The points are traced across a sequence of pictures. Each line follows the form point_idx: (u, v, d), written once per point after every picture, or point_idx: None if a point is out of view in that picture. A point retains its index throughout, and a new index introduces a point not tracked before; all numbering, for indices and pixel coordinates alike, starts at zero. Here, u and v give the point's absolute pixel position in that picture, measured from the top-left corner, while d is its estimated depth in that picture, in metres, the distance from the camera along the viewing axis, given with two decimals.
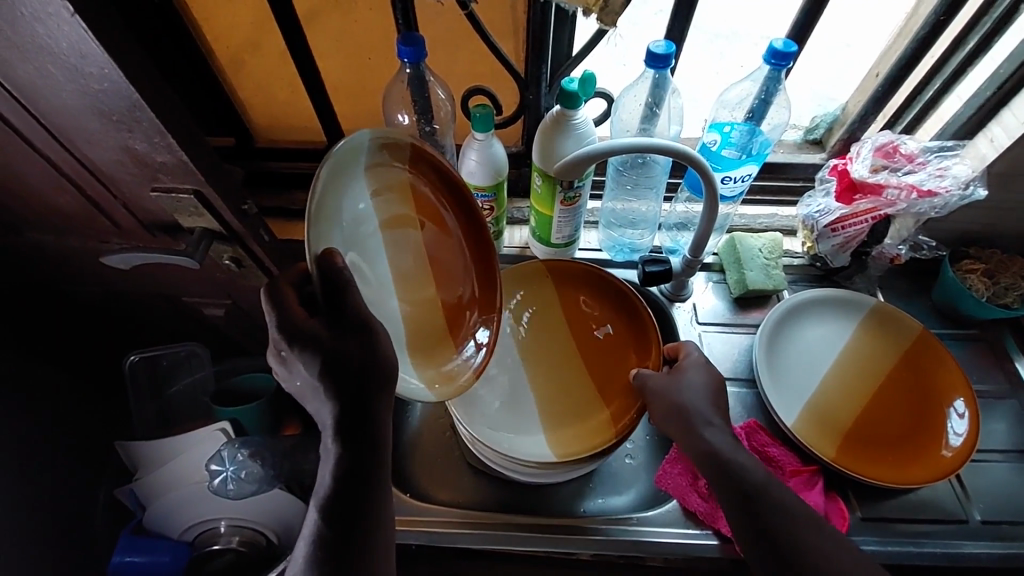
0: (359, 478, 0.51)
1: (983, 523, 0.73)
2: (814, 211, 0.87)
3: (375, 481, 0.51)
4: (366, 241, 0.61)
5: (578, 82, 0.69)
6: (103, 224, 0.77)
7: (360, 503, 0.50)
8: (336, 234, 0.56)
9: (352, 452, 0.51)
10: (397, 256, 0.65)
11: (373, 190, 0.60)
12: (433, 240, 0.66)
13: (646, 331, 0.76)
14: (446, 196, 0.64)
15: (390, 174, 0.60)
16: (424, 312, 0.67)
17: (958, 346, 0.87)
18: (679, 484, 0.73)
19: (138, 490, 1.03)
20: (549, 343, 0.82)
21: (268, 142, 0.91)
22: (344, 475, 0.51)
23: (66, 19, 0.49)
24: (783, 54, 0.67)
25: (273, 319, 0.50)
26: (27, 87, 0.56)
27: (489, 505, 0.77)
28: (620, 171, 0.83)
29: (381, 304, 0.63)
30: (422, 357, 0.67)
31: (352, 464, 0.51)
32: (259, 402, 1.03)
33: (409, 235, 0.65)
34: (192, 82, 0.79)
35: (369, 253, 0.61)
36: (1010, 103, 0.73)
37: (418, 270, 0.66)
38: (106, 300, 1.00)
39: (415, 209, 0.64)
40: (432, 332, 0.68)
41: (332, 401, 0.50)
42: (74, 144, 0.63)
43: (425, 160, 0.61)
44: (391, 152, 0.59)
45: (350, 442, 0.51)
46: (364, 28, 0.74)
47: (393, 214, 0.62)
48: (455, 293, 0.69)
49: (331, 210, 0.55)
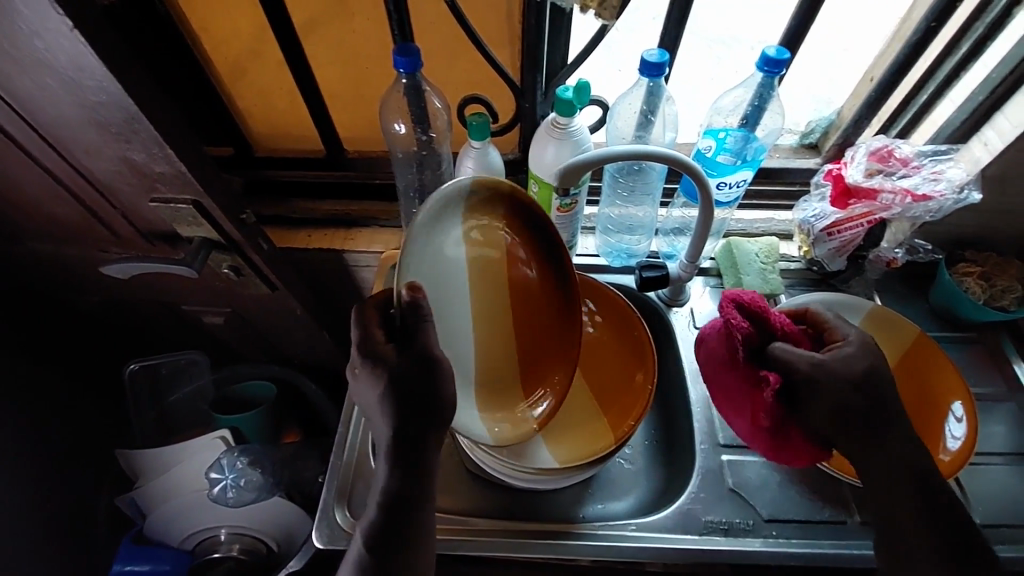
0: (398, 502, 0.51)
1: (983, 526, 0.73)
2: (810, 215, 0.88)
3: (410, 499, 0.52)
4: (453, 275, 0.63)
5: (573, 90, 0.69)
6: (102, 234, 0.78)
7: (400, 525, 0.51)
8: (425, 264, 0.60)
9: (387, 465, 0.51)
10: (482, 297, 0.65)
11: (466, 227, 0.62)
12: (521, 285, 0.66)
13: (641, 345, 0.77)
14: (539, 242, 0.64)
15: (485, 214, 0.63)
16: (504, 357, 0.68)
17: (956, 349, 0.87)
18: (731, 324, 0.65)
19: (139, 499, 1.03)
20: (608, 375, 0.79)
21: (268, 151, 0.92)
22: (389, 500, 0.51)
23: (66, 34, 0.49)
24: (776, 62, 0.67)
25: (354, 334, 0.53)
26: (27, 101, 0.57)
27: (491, 513, 0.76)
28: (616, 177, 0.84)
29: (458, 341, 0.65)
30: (489, 398, 0.68)
31: (396, 491, 0.51)
32: (260, 410, 1.06)
33: (495, 276, 0.65)
34: (190, 92, 0.80)
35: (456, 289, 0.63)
36: (1003, 107, 0.74)
37: (498, 312, 0.66)
38: (105, 308, 1.00)
39: (506, 252, 0.65)
40: (504, 375, 0.68)
41: (388, 424, 0.51)
42: (73, 155, 0.64)
43: (519, 200, 0.62)
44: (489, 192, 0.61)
45: (398, 461, 0.52)
46: (362, 38, 0.75)
47: (484, 253, 0.64)
48: (539, 339, 0.69)
49: (426, 242, 0.59)
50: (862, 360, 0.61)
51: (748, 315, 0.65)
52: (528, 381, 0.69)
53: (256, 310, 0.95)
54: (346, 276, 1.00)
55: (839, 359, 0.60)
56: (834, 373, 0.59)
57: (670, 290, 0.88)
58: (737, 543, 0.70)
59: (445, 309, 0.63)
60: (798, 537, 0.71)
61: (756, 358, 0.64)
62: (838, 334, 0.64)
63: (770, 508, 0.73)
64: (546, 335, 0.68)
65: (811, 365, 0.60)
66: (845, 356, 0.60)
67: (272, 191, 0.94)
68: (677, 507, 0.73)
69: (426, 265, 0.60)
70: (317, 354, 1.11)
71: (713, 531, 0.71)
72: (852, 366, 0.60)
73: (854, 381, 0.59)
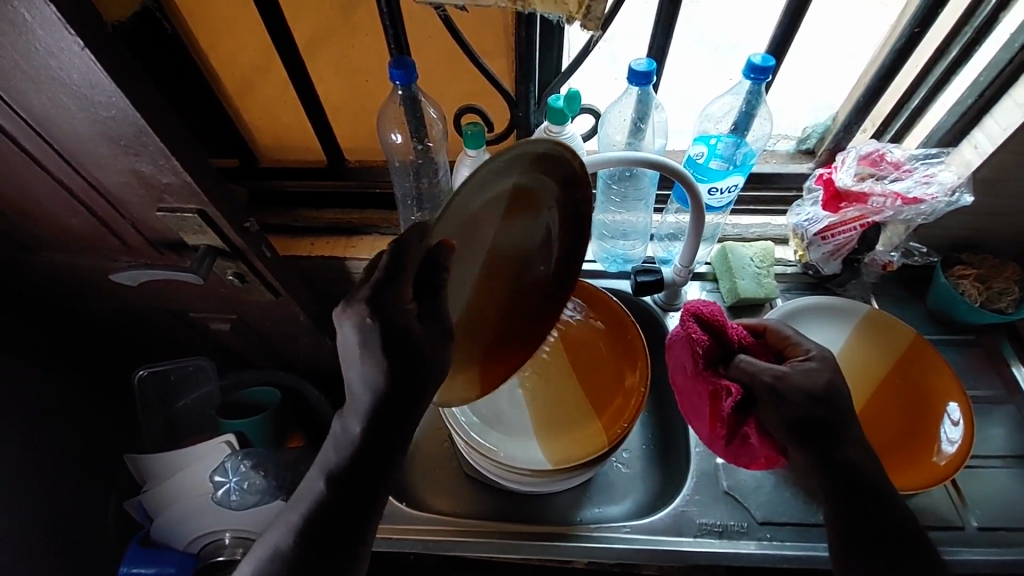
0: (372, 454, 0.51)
1: (980, 529, 0.72)
2: (803, 219, 0.88)
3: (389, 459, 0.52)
4: (478, 237, 0.58)
5: (564, 100, 0.71)
6: (112, 244, 0.81)
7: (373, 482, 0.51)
8: (471, 210, 0.55)
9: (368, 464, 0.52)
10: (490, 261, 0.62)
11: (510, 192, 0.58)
12: (526, 258, 0.66)
13: (629, 342, 0.80)
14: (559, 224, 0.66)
15: (534, 180, 0.59)
16: (488, 331, 0.66)
17: (954, 352, 0.87)
18: (685, 339, 0.67)
19: (146, 503, 1.05)
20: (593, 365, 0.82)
21: (272, 162, 0.95)
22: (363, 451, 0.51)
23: (77, 52, 0.52)
24: (762, 69, 0.68)
25: (386, 260, 0.50)
26: (42, 117, 0.60)
27: (488, 515, 0.77)
28: (609, 184, 0.86)
29: (460, 290, 0.60)
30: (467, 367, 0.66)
31: (372, 443, 0.51)
32: (265, 415, 1.08)
33: (510, 240, 0.62)
34: (198, 106, 0.83)
35: (481, 237, 0.59)
36: (992, 111, 0.75)
37: (496, 275, 0.64)
38: (116, 316, 1.03)
39: (531, 226, 0.63)
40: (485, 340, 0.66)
41: (383, 377, 0.51)
42: (85, 168, 0.67)
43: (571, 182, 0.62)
44: (543, 165, 0.59)
45: (374, 446, 0.51)
46: (362, 52, 0.77)
47: (519, 215, 0.61)
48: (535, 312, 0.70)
49: (490, 185, 0.54)
50: (821, 376, 0.60)
51: (706, 327, 0.66)
52: (513, 350, 0.69)
53: (262, 316, 0.97)
54: (348, 283, 1.03)
55: (802, 371, 0.60)
56: (793, 387, 0.59)
57: (666, 294, 0.88)
58: (730, 545, 0.71)
59: (467, 254, 0.58)
60: (792, 540, 0.71)
61: (717, 368, 0.65)
62: (798, 349, 0.64)
63: (764, 511, 0.73)
64: (543, 305, 0.70)
65: (773, 377, 0.60)
66: (806, 370, 0.60)
67: (276, 201, 0.97)
68: (673, 509, 0.74)
69: (471, 211, 0.55)
70: (321, 360, 1.13)
71: (707, 533, 0.72)
72: (813, 380, 0.59)
73: (815, 394, 0.59)
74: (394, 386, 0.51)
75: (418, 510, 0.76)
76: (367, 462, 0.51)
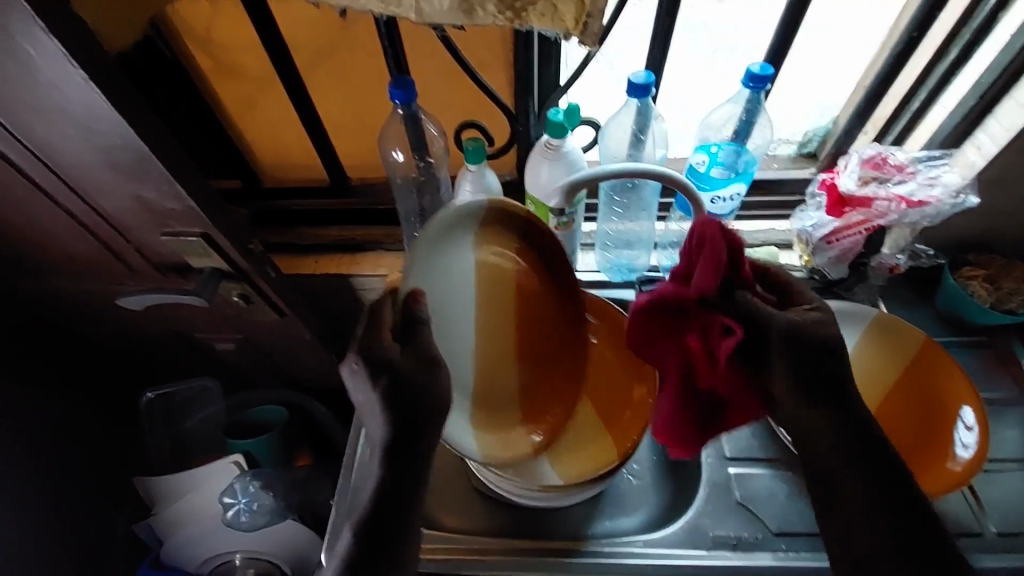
0: (394, 499, 0.51)
1: (999, 535, 0.71)
2: (808, 225, 0.87)
3: (412, 500, 0.52)
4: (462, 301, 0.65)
5: (564, 113, 0.72)
6: (118, 268, 0.81)
7: (396, 525, 0.50)
8: (435, 283, 0.62)
9: (396, 495, 0.51)
10: (489, 321, 0.67)
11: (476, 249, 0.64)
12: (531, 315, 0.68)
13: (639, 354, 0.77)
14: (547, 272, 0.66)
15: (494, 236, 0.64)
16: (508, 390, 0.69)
17: (965, 354, 0.86)
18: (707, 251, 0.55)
19: (156, 525, 1.05)
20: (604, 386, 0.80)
21: (274, 182, 0.95)
22: (386, 494, 0.51)
23: (81, 84, 0.53)
24: (761, 78, 0.68)
25: (361, 323, 0.54)
26: (46, 146, 0.60)
27: (499, 532, 0.76)
28: (612, 195, 0.85)
29: (460, 357, 0.66)
30: (483, 425, 0.69)
31: (393, 485, 0.51)
32: (272, 434, 1.09)
33: (503, 294, 0.66)
34: (199, 130, 0.83)
35: (462, 301, 0.65)
36: (994, 111, 0.75)
37: (504, 333, 0.68)
38: (122, 338, 1.04)
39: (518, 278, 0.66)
40: (502, 399, 0.70)
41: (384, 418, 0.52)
42: (90, 195, 0.67)
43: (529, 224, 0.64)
44: (497, 216, 0.63)
45: (393, 480, 0.51)
46: (361, 72, 0.78)
47: (495, 270, 0.65)
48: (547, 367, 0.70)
49: (438, 252, 0.62)
50: None
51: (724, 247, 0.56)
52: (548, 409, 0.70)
53: (267, 335, 0.97)
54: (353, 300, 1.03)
55: (811, 322, 0.54)
56: (807, 337, 0.53)
57: None
58: (746, 557, 0.70)
59: (450, 321, 0.65)
60: (808, 550, 0.70)
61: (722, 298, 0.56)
62: (806, 297, 0.58)
63: (778, 521, 0.72)
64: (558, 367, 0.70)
65: (788, 323, 0.53)
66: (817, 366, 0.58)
67: (278, 220, 0.97)
68: (686, 522, 0.73)
69: (434, 284, 0.62)
70: (326, 377, 1.13)
71: (722, 546, 0.71)
72: None
73: None
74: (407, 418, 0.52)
75: (428, 528, 0.75)
76: (391, 501, 0.51)
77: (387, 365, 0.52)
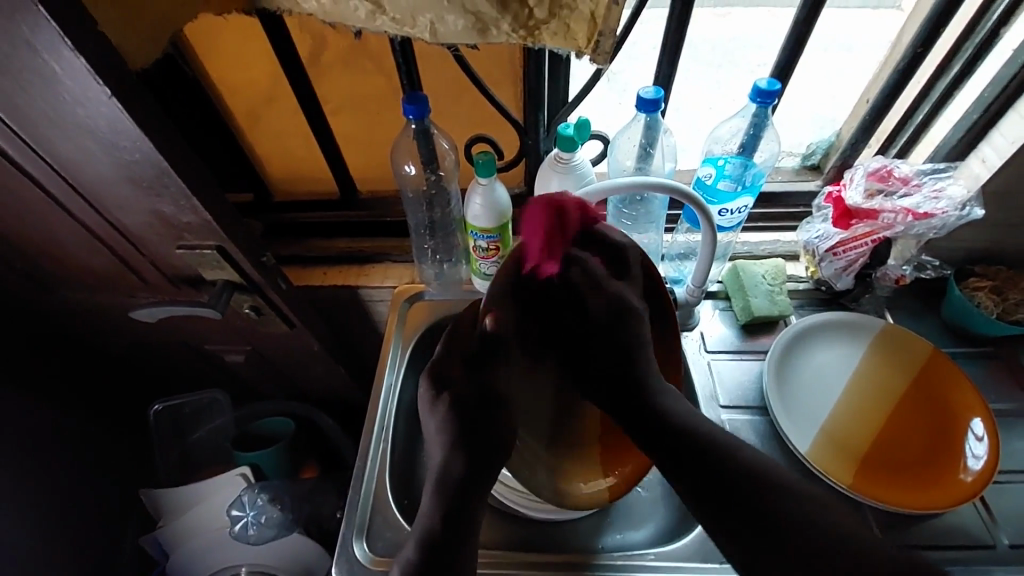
0: (454, 513, 0.62)
1: (1012, 547, 0.71)
2: (814, 236, 0.89)
3: (469, 517, 0.62)
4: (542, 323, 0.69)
5: (574, 127, 0.73)
6: (131, 281, 0.82)
7: (457, 538, 0.61)
8: None
9: (455, 514, 0.62)
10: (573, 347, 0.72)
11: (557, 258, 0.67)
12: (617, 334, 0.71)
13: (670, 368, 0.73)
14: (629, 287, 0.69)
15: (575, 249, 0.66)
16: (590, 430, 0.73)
17: (972, 365, 0.86)
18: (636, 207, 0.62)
19: (162, 538, 1.05)
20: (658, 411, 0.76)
21: (285, 195, 0.96)
22: (445, 515, 0.62)
23: (104, 102, 0.54)
24: (768, 93, 0.69)
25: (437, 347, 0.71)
26: (67, 161, 0.61)
27: (509, 546, 0.76)
28: (620, 208, 0.87)
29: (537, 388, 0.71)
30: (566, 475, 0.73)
31: (451, 506, 0.62)
32: (280, 446, 1.08)
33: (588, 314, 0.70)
34: (214, 144, 0.85)
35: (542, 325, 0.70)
36: (998, 124, 0.76)
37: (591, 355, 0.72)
38: (131, 350, 1.04)
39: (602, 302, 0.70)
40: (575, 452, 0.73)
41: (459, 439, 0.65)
42: (107, 209, 0.68)
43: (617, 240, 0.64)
44: None
45: (451, 504, 0.62)
46: (373, 87, 0.79)
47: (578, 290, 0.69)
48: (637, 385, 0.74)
49: None
50: None
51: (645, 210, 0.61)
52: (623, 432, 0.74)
53: (276, 347, 0.97)
54: (362, 311, 1.04)
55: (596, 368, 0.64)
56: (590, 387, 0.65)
57: (680, 315, 0.88)
58: None
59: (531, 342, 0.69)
60: None
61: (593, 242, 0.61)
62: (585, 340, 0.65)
63: None
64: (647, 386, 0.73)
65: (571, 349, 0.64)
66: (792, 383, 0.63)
67: (289, 232, 0.98)
68: (697, 534, 0.72)
69: None
70: (333, 388, 1.13)
71: None
72: None
73: None
74: (465, 443, 0.65)
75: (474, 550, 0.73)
76: (451, 522, 0.61)
77: (453, 388, 0.68)
